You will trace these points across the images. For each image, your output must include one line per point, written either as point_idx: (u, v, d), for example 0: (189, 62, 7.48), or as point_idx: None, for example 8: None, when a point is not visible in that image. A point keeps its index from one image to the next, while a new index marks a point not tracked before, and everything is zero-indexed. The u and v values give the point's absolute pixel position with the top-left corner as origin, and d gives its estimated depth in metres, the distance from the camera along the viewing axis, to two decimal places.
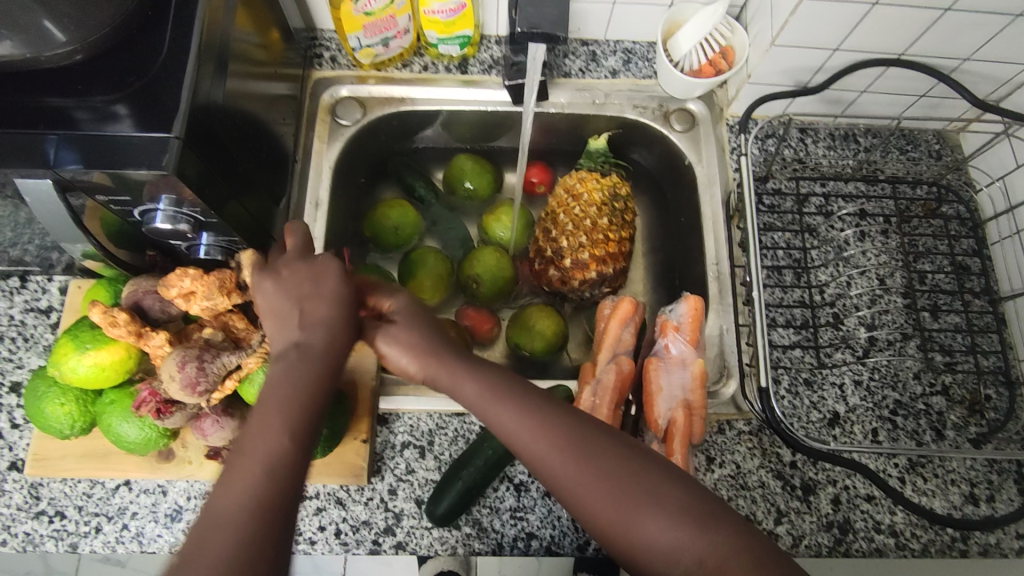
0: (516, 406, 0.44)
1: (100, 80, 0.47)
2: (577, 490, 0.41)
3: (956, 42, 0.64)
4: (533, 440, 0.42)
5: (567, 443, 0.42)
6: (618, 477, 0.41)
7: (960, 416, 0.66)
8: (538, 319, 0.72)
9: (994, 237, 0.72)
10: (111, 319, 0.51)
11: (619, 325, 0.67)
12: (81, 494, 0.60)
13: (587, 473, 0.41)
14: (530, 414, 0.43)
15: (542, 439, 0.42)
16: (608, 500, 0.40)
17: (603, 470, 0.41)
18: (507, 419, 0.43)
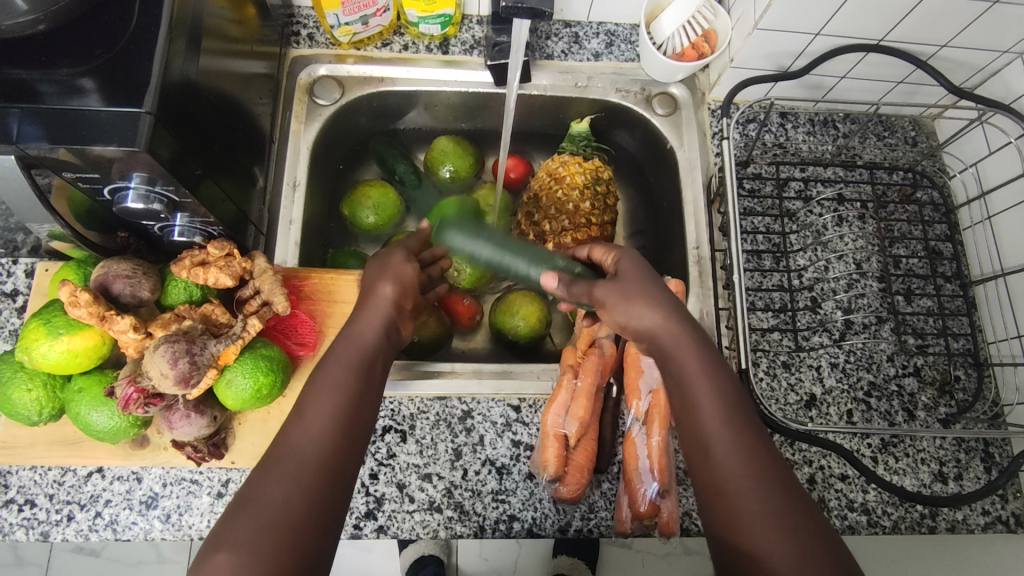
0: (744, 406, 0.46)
1: (66, 51, 0.45)
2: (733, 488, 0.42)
3: (935, 28, 0.64)
4: (713, 419, 0.44)
5: (747, 443, 0.44)
6: (771, 496, 0.41)
7: (930, 397, 0.68)
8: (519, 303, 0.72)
9: (966, 222, 0.73)
10: (74, 299, 0.49)
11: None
12: (52, 482, 0.59)
13: (755, 475, 0.42)
14: (724, 398, 0.45)
15: (724, 424, 0.44)
16: (756, 496, 0.42)
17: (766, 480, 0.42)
18: (709, 399, 0.45)
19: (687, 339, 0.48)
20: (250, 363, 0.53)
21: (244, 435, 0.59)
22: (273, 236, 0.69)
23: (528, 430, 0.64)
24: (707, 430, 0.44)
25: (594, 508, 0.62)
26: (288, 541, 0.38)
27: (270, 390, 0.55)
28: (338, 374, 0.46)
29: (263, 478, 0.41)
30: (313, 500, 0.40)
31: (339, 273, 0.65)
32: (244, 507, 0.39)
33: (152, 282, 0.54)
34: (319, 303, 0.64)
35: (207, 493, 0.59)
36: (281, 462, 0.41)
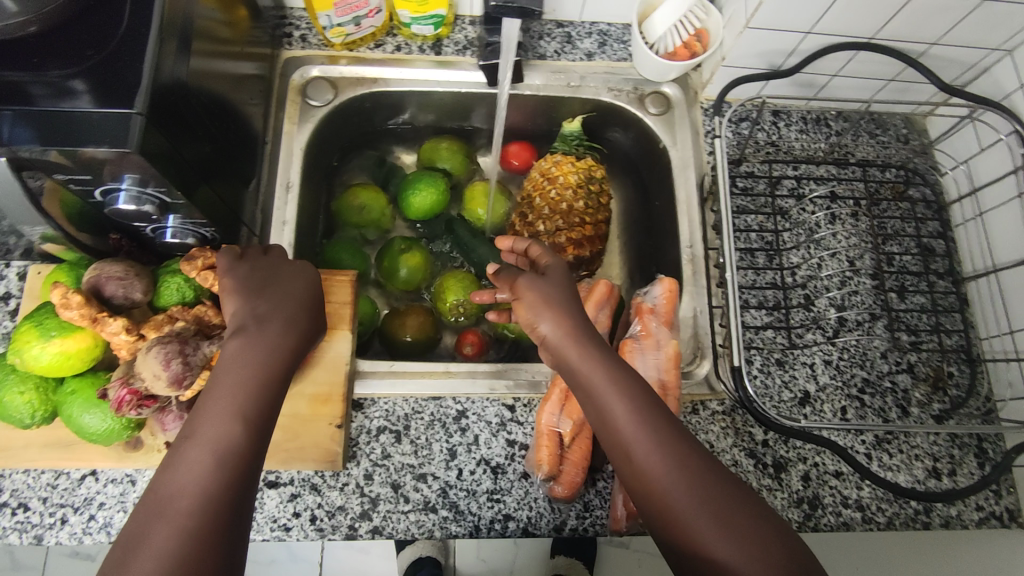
0: (659, 403, 0.46)
1: (56, 53, 0.45)
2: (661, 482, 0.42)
3: (925, 26, 0.65)
4: (629, 417, 0.45)
5: (663, 434, 0.44)
6: (699, 483, 0.42)
7: (924, 393, 0.68)
8: None
9: (959, 219, 0.74)
10: (66, 301, 0.49)
11: (595, 307, 0.68)
12: (45, 485, 0.59)
13: (675, 465, 0.43)
14: (635, 397, 0.46)
15: (636, 419, 0.45)
16: (679, 487, 0.42)
17: (690, 470, 0.43)
18: (620, 398, 0.46)
19: (582, 338, 0.49)
20: None
21: None
22: (267, 238, 0.69)
23: (523, 430, 0.64)
24: (621, 428, 0.45)
25: (589, 506, 0.62)
26: (201, 553, 0.36)
27: None
28: (231, 384, 0.45)
29: (154, 509, 0.38)
30: (214, 513, 0.38)
31: (334, 274, 0.65)
32: (139, 537, 0.37)
33: (144, 283, 0.54)
34: None
35: None
36: (172, 489, 0.39)
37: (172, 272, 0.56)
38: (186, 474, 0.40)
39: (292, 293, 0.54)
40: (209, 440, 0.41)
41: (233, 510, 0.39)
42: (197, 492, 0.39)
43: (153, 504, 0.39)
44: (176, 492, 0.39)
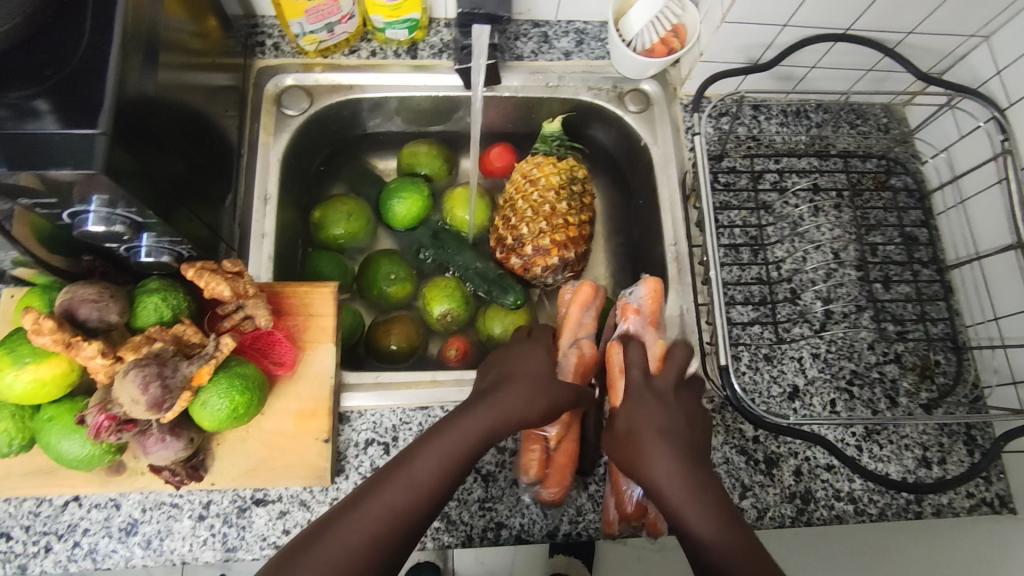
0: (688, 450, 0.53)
1: (16, 73, 0.44)
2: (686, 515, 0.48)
3: (900, 16, 0.64)
4: (662, 462, 0.51)
5: (685, 472, 0.50)
6: (706, 502, 0.48)
7: (912, 382, 0.68)
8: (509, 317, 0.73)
9: (940, 207, 0.74)
10: (37, 326, 0.48)
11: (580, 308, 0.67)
12: (27, 513, 0.58)
13: (685, 492, 0.49)
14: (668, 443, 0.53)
15: (669, 461, 0.51)
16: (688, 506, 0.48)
17: (699, 495, 0.49)
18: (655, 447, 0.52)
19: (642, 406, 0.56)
20: (224, 384, 0.53)
21: (224, 455, 0.58)
22: (246, 252, 0.68)
23: (513, 436, 0.64)
24: (651, 470, 0.51)
25: (582, 510, 0.62)
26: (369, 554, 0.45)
27: (247, 410, 0.54)
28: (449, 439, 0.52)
29: (327, 522, 0.47)
30: (388, 534, 0.46)
31: (315, 285, 0.64)
32: (310, 548, 0.45)
33: (120, 304, 0.53)
34: (302, 317, 0.63)
35: (188, 516, 0.58)
36: (374, 508, 0.47)
37: (148, 292, 0.55)
38: (374, 504, 0.48)
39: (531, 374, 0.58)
40: (424, 481, 0.49)
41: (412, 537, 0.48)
42: (380, 520, 0.47)
43: (345, 515, 0.47)
44: (375, 511, 0.47)
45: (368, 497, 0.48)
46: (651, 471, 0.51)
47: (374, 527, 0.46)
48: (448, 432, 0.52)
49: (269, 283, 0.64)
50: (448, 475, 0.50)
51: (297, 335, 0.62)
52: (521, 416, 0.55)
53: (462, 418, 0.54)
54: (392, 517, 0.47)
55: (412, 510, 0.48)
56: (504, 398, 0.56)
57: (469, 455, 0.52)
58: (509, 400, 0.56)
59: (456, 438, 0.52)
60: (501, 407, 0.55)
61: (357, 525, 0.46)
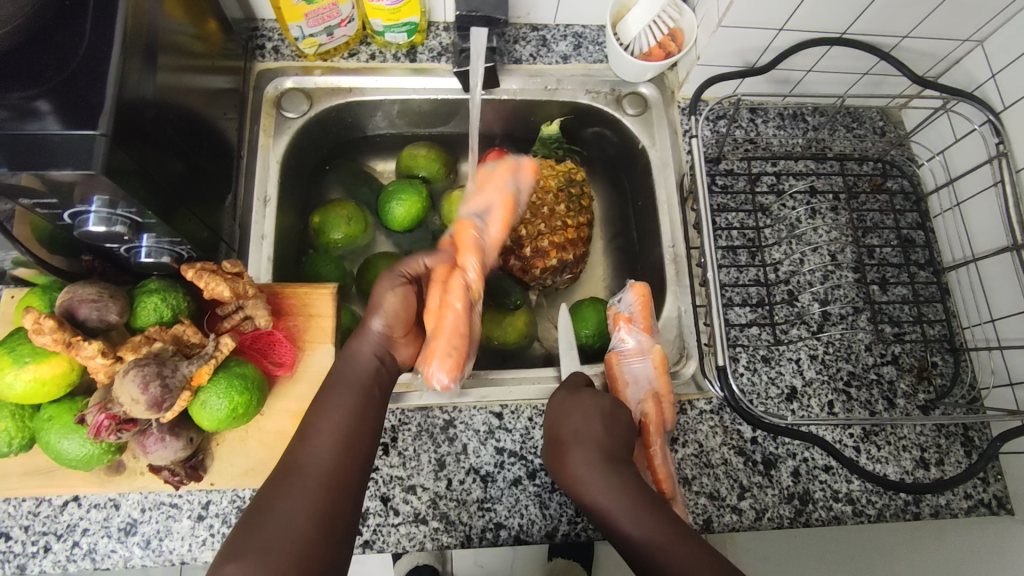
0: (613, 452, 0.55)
1: (18, 74, 0.44)
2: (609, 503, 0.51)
3: (895, 20, 0.65)
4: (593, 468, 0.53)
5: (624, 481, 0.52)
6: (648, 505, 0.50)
7: (909, 383, 0.68)
8: (508, 318, 0.73)
9: (936, 210, 0.74)
10: (37, 326, 0.48)
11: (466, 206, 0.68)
12: (27, 513, 0.58)
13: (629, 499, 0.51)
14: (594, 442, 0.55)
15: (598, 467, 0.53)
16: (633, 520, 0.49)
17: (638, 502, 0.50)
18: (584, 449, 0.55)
19: (582, 442, 0.55)
20: (224, 384, 0.53)
21: (224, 455, 0.58)
22: (245, 253, 0.68)
23: (511, 436, 0.64)
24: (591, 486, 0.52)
25: (580, 511, 0.62)
26: None
27: (246, 410, 0.55)
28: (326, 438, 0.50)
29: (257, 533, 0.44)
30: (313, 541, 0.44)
31: (314, 286, 0.64)
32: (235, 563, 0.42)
33: (120, 305, 0.53)
34: (304, 317, 0.63)
35: (187, 517, 0.59)
36: (295, 473, 0.48)
37: (148, 292, 0.55)
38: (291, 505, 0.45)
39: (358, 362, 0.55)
40: (331, 440, 0.49)
41: (348, 498, 0.48)
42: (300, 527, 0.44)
43: (272, 488, 0.47)
44: (298, 476, 0.47)
45: (290, 464, 0.48)
46: (585, 488, 0.52)
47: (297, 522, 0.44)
48: (338, 380, 0.54)
49: (270, 284, 0.64)
50: (364, 414, 0.52)
51: (298, 336, 0.62)
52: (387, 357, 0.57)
53: (349, 376, 0.54)
54: (318, 477, 0.47)
55: (337, 470, 0.48)
56: (357, 345, 0.56)
57: (370, 404, 0.53)
58: (364, 347, 0.56)
59: (346, 393, 0.53)
60: (361, 349, 0.56)
61: (282, 497, 0.46)
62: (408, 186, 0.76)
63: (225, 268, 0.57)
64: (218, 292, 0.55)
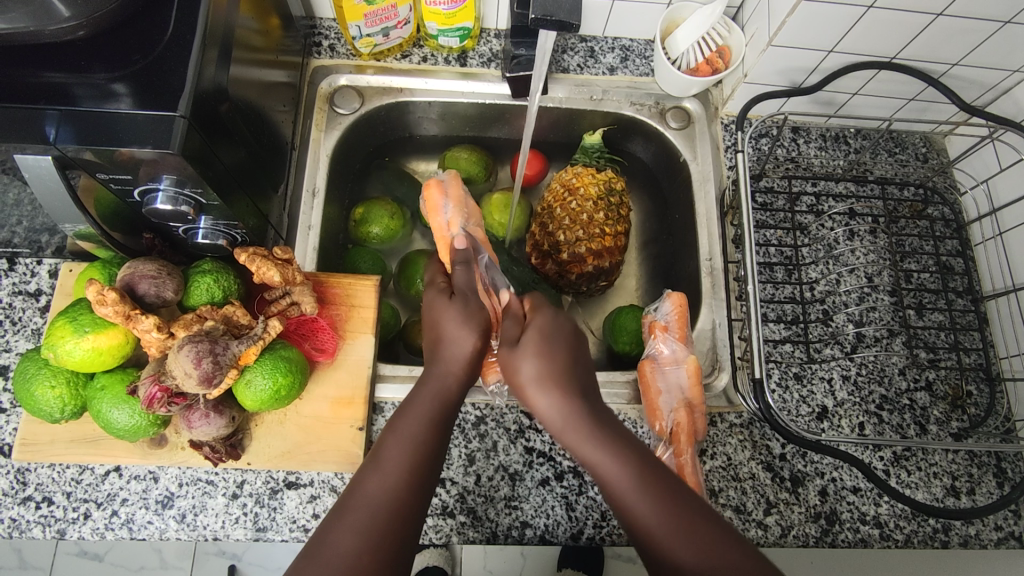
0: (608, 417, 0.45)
1: (103, 57, 0.46)
2: (618, 485, 0.42)
3: (946, 47, 0.65)
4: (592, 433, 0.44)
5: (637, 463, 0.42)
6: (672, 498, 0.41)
7: (943, 411, 0.68)
8: None
9: (978, 238, 0.74)
10: (101, 297, 0.50)
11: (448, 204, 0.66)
12: (70, 480, 0.59)
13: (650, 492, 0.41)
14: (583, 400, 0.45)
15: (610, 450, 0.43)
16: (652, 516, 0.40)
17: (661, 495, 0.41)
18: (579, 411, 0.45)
19: (565, 391, 0.46)
20: (269, 365, 0.54)
21: (261, 436, 0.60)
22: (292, 242, 0.70)
23: (541, 437, 0.64)
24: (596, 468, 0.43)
25: (606, 515, 0.62)
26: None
27: (287, 392, 0.56)
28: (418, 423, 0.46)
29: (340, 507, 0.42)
30: (391, 536, 0.41)
31: (359, 277, 0.66)
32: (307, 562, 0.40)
33: (176, 282, 0.54)
34: (346, 307, 0.64)
35: (222, 494, 0.60)
36: (357, 502, 0.42)
37: (202, 272, 0.57)
38: (377, 479, 0.43)
39: (462, 346, 0.49)
40: (401, 462, 0.44)
41: (414, 522, 0.43)
42: (380, 512, 0.42)
43: (332, 520, 0.42)
44: (364, 504, 0.42)
45: (354, 492, 0.43)
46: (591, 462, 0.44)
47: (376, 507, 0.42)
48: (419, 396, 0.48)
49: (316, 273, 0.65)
50: (436, 431, 0.46)
51: (342, 326, 0.64)
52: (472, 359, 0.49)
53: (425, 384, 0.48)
54: (388, 504, 0.42)
55: (400, 496, 0.43)
56: (440, 356, 0.50)
57: (445, 419, 0.47)
58: (439, 360, 0.49)
59: (418, 413, 0.46)
60: (449, 367, 0.49)
61: (339, 533, 0.41)
62: None
63: (275, 255, 0.59)
64: (269, 275, 0.57)
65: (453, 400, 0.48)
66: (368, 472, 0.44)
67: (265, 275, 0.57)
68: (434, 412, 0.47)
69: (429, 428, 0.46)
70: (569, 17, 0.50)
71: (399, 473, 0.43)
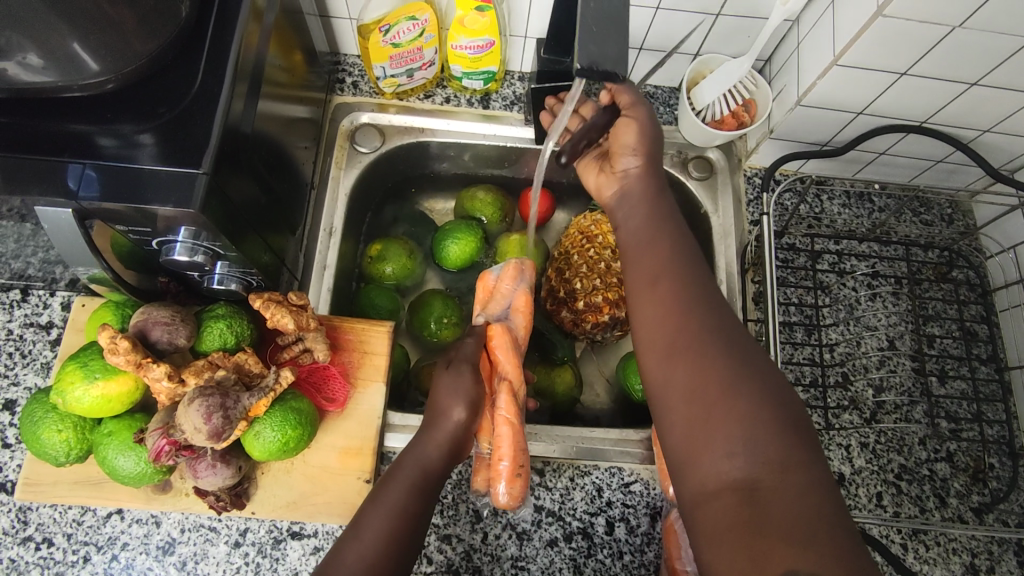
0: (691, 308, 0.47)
1: (130, 108, 0.46)
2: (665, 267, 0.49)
3: (978, 115, 0.64)
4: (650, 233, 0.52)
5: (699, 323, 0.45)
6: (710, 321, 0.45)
7: (963, 483, 0.67)
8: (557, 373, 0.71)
9: (1003, 304, 0.72)
10: (113, 346, 0.49)
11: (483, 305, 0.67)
12: (71, 521, 0.59)
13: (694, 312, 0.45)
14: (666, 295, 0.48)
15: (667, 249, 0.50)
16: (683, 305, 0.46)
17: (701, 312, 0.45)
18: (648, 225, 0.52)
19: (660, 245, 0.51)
20: (278, 417, 0.53)
21: (266, 485, 0.58)
22: (306, 283, 0.69)
23: (551, 495, 0.63)
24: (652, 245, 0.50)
25: None
26: None
27: (296, 445, 0.55)
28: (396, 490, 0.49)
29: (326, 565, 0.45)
30: None
31: (373, 323, 0.65)
32: None
33: (189, 329, 0.54)
34: (362, 354, 0.64)
35: (224, 542, 0.59)
36: (333, 569, 0.44)
37: (215, 318, 0.56)
38: (356, 542, 0.46)
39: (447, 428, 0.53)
40: (383, 529, 0.46)
41: None
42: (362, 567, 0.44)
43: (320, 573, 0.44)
44: (344, 566, 0.44)
45: (333, 559, 0.45)
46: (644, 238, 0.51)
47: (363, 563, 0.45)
48: (401, 469, 0.51)
49: (331, 317, 0.65)
50: (417, 502, 0.49)
51: (355, 373, 0.63)
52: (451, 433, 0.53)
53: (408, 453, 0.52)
54: (367, 571, 0.44)
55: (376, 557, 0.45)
56: (430, 425, 0.53)
57: (425, 496, 0.50)
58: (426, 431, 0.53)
59: (400, 484, 0.49)
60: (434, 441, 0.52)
61: None
62: (467, 227, 0.76)
63: (290, 302, 0.58)
64: (283, 323, 0.56)
65: (433, 476, 0.51)
66: (349, 537, 0.46)
67: (280, 322, 0.56)
68: (411, 484, 0.50)
69: (407, 499, 0.49)
70: (617, 68, 0.48)
71: (381, 537, 0.46)
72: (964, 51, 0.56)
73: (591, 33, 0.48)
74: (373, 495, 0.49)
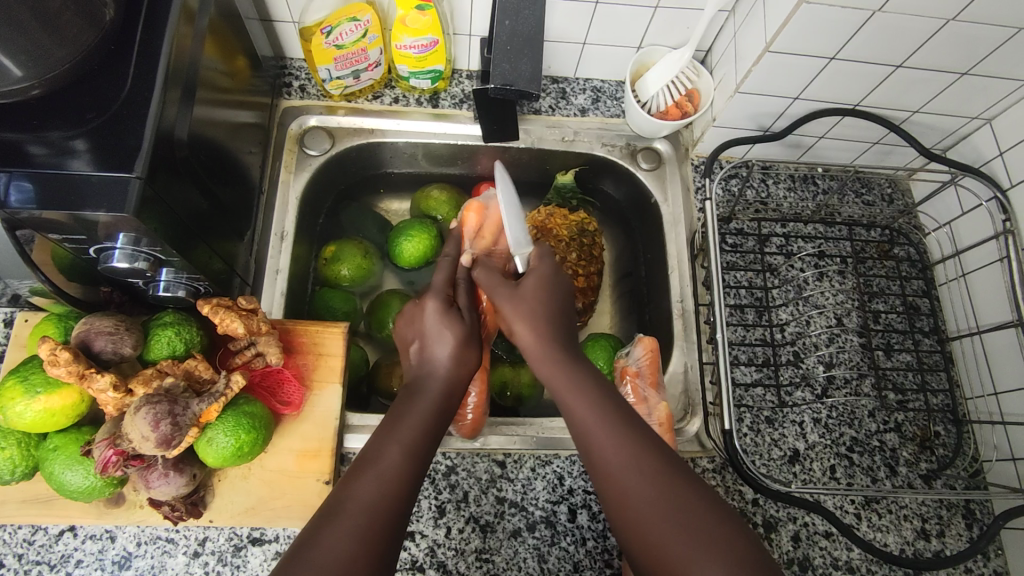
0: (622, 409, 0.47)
1: (58, 114, 0.45)
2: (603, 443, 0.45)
3: (906, 97, 0.67)
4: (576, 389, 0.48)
5: (651, 464, 0.44)
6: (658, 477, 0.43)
7: (912, 452, 0.69)
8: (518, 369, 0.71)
9: (942, 278, 0.75)
10: (54, 357, 0.48)
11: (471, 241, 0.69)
12: (22, 541, 0.57)
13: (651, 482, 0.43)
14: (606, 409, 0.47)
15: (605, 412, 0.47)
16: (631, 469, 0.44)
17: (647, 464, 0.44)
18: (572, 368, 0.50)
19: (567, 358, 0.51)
20: (230, 422, 0.53)
21: (223, 492, 0.58)
22: (260, 288, 0.69)
23: (513, 487, 0.64)
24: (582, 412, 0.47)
25: (579, 567, 0.61)
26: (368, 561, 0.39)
27: (250, 449, 0.54)
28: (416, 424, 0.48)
29: (329, 512, 0.41)
30: (377, 528, 0.41)
31: (327, 325, 0.65)
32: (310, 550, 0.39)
33: (135, 337, 0.53)
34: (318, 356, 0.63)
35: (183, 553, 0.58)
36: (353, 507, 0.41)
37: (162, 325, 0.55)
38: (363, 485, 0.43)
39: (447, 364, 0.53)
40: (397, 470, 0.44)
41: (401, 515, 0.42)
42: (371, 511, 0.42)
43: (323, 521, 0.41)
44: (359, 504, 0.42)
45: (343, 498, 0.42)
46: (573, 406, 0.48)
47: (372, 505, 0.42)
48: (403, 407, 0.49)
49: (286, 321, 0.64)
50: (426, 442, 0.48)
51: (312, 375, 0.63)
52: (459, 381, 0.52)
53: (418, 397, 0.50)
54: (377, 509, 0.42)
55: (389, 499, 0.43)
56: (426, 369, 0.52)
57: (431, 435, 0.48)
58: (434, 377, 0.52)
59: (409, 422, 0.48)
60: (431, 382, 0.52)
61: (337, 535, 0.40)
62: (422, 228, 0.76)
63: (240, 307, 0.57)
64: (233, 327, 0.56)
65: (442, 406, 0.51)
66: (361, 480, 0.43)
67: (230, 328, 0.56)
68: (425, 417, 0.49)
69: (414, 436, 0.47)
70: (528, 86, 0.56)
71: (395, 476, 0.44)
72: (886, 34, 0.58)
73: (506, 52, 0.57)
74: (383, 434, 0.47)
